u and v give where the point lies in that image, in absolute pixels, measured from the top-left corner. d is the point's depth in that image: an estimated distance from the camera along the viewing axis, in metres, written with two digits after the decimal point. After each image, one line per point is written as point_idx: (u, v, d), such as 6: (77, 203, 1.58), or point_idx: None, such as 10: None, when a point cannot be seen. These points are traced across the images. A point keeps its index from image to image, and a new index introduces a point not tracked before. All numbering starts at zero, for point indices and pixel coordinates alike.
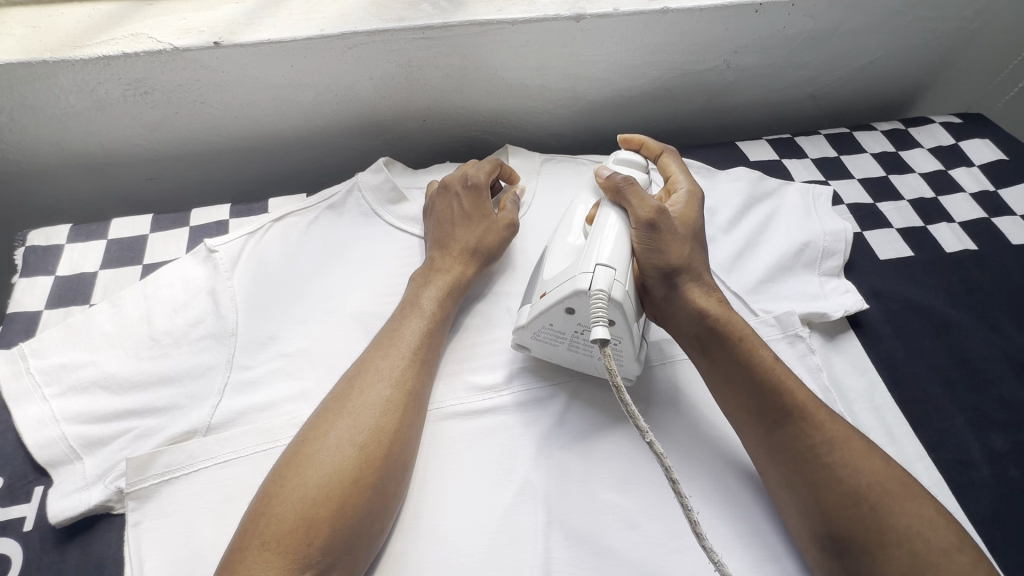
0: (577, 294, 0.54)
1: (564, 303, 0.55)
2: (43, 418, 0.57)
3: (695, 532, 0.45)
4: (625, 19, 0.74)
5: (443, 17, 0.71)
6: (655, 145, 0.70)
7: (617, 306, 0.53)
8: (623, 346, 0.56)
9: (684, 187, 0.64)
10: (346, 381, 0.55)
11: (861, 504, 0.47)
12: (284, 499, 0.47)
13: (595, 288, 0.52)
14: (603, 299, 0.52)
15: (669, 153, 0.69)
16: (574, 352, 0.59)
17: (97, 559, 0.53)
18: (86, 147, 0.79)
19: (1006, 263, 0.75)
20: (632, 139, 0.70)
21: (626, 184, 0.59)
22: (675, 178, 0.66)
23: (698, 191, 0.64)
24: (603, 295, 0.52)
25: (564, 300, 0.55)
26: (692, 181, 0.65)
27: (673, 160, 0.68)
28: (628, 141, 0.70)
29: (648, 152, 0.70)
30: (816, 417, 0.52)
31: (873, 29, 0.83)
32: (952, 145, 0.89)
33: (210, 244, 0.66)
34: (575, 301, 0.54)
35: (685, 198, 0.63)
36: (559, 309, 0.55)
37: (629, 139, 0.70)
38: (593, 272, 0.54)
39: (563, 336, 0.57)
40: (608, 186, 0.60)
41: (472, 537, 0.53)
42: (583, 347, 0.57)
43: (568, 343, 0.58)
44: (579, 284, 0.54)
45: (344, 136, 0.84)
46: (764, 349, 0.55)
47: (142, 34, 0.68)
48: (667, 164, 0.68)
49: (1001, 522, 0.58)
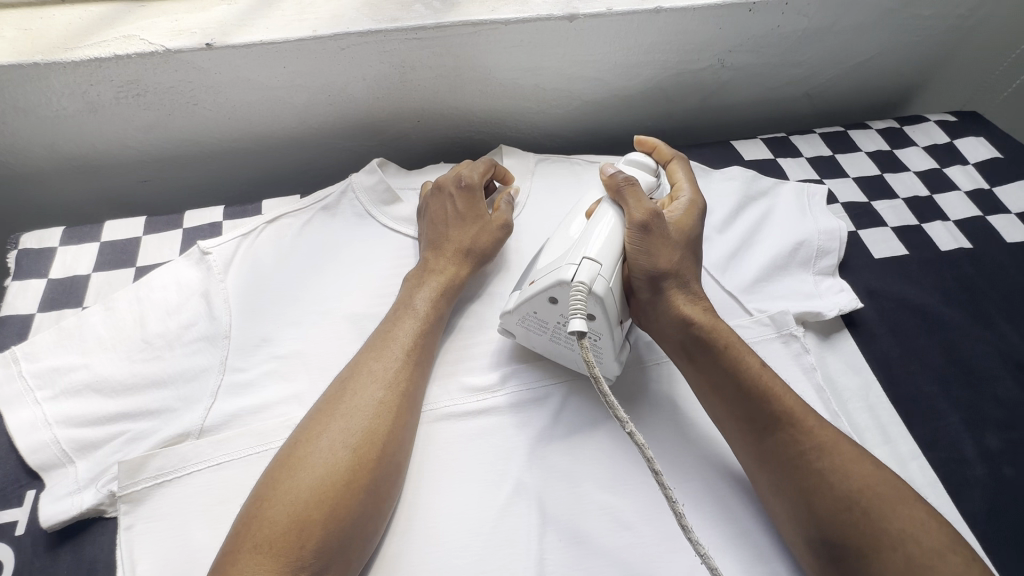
0: (559, 284, 0.53)
1: (547, 294, 0.55)
2: (36, 422, 0.56)
3: (681, 524, 0.45)
4: (619, 19, 0.73)
5: (436, 17, 0.71)
6: (668, 151, 0.70)
7: (597, 301, 0.53)
8: (602, 341, 0.56)
9: (686, 195, 0.64)
10: (339, 384, 0.55)
11: (853, 508, 0.47)
12: (276, 501, 0.47)
13: (576, 279, 0.52)
14: (581, 292, 0.52)
15: (679, 160, 0.69)
16: (556, 343, 0.59)
17: (90, 563, 0.53)
18: (79, 149, 0.79)
19: (1000, 262, 0.75)
20: (648, 140, 0.70)
21: (627, 185, 0.59)
22: (680, 186, 0.66)
23: (699, 202, 0.64)
24: (582, 288, 0.52)
25: (546, 290, 0.54)
26: (696, 192, 0.65)
27: (683, 168, 0.68)
28: (642, 143, 0.70)
29: (660, 156, 0.70)
30: (804, 422, 0.52)
31: (868, 27, 0.83)
32: (947, 143, 0.89)
33: (203, 246, 0.66)
34: (557, 292, 0.54)
35: (685, 206, 0.63)
36: (542, 299, 0.55)
37: (642, 142, 0.70)
38: (578, 265, 0.53)
39: (546, 326, 0.57)
40: (609, 184, 0.60)
41: (465, 538, 0.53)
42: (564, 338, 0.57)
43: (551, 333, 0.58)
44: (562, 275, 0.54)
45: (338, 137, 0.84)
46: (751, 356, 0.55)
47: (134, 36, 0.68)
48: (674, 172, 0.68)
49: (995, 521, 0.57)
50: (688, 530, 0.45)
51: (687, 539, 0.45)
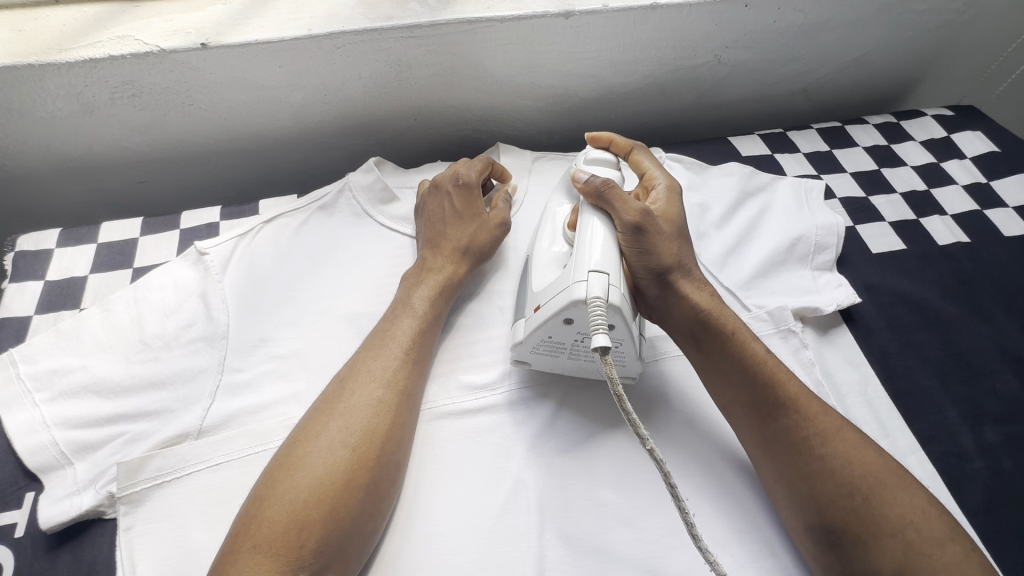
0: (574, 304, 0.53)
1: (562, 315, 0.54)
2: (33, 424, 0.56)
3: (691, 533, 0.45)
4: (615, 16, 0.73)
5: (431, 15, 0.71)
6: (624, 142, 0.69)
7: (616, 311, 0.53)
8: (624, 347, 0.56)
9: (661, 182, 0.64)
10: (337, 383, 0.55)
11: (855, 495, 0.47)
12: (275, 501, 0.47)
13: (591, 295, 0.52)
14: (601, 305, 0.51)
15: (640, 149, 0.69)
16: (576, 360, 0.58)
17: (90, 564, 0.53)
18: (74, 150, 0.79)
19: (998, 255, 0.75)
20: (601, 136, 0.69)
21: (607, 187, 0.58)
22: (651, 174, 0.65)
23: (675, 185, 0.64)
24: (601, 302, 0.51)
25: (562, 312, 0.53)
26: (667, 176, 0.65)
27: (645, 156, 0.68)
28: (596, 140, 0.69)
29: (618, 148, 0.69)
30: (807, 408, 0.52)
31: (864, 22, 0.83)
32: (944, 137, 0.89)
33: (199, 247, 0.65)
34: (572, 312, 0.53)
35: (664, 193, 0.62)
36: (557, 322, 0.54)
37: (596, 138, 0.69)
38: (588, 281, 0.52)
39: (563, 346, 0.57)
40: (586, 192, 0.59)
41: (466, 536, 0.53)
42: (584, 354, 0.57)
43: (569, 352, 0.57)
44: (574, 294, 0.52)
45: (334, 136, 0.84)
46: (756, 342, 0.55)
47: (129, 37, 0.68)
48: (640, 162, 0.67)
49: (993, 514, 0.57)
50: (698, 540, 0.44)
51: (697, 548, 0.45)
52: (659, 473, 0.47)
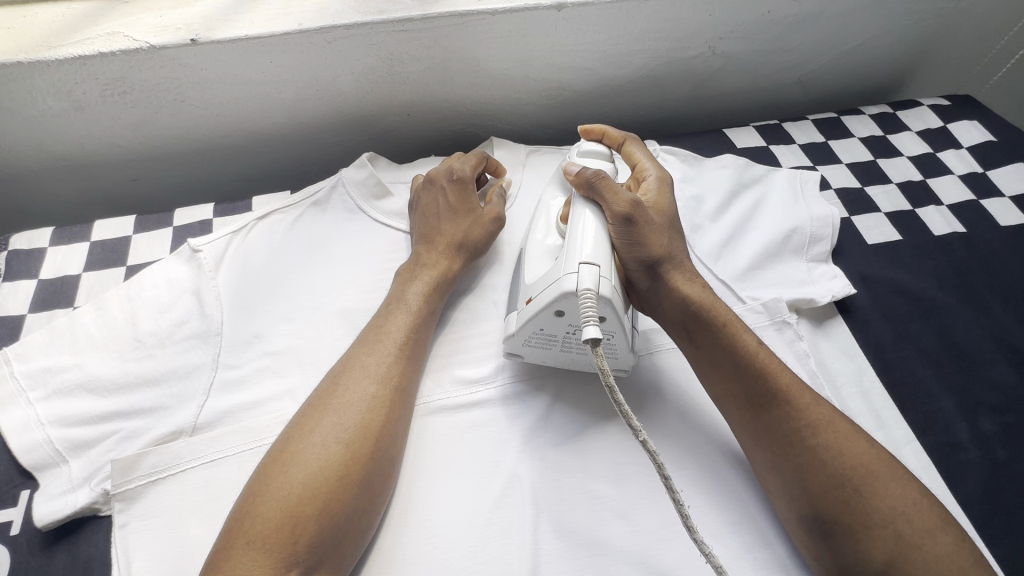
0: (565, 296, 0.52)
1: (553, 307, 0.53)
2: (28, 422, 0.56)
3: (686, 524, 0.45)
4: (608, 7, 0.73)
5: (422, 8, 0.70)
6: (617, 134, 0.69)
7: (607, 303, 0.52)
8: (616, 339, 0.56)
9: (652, 173, 0.63)
10: (330, 379, 0.55)
11: (846, 486, 0.47)
12: (268, 497, 0.47)
13: (582, 287, 0.51)
14: (591, 297, 0.51)
15: (633, 140, 0.68)
16: (568, 352, 0.58)
17: (85, 562, 0.53)
18: (68, 148, 0.79)
19: (994, 245, 0.75)
20: (594, 128, 0.69)
21: (597, 178, 0.58)
22: (644, 165, 0.65)
23: (668, 176, 0.64)
24: (591, 293, 0.51)
25: (552, 304, 0.53)
26: (660, 167, 0.65)
27: (638, 148, 0.67)
28: (590, 132, 0.69)
29: (611, 140, 0.69)
30: (799, 400, 0.51)
31: (858, 13, 0.83)
32: (940, 127, 0.89)
33: (193, 244, 0.65)
34: (563, 303, 0.53)
35: (657, 185, 0.62)
36: (549, 313, 0.54)
37: (590, 130, 0.69)
38: (578, 272, 0.52)
39: (555, 339, 0.57)
40: (578, 183, 0.59)
41: (462, 529, 0.53)
42: (576, 346, 0.57)
43: (561, 344, 0.57)
44: (565, 286, 0.52)
45: (329, 132, 0.84)
46: (747, 333, 0.55)
47: (118, 34, 0.68)
48: (633, 153, 0.67)
49: (988, 503, 0.58)
50: (693, 532, 0.45)
51: (692, 538, 0.45)
52: (653, 465, 0.47)
